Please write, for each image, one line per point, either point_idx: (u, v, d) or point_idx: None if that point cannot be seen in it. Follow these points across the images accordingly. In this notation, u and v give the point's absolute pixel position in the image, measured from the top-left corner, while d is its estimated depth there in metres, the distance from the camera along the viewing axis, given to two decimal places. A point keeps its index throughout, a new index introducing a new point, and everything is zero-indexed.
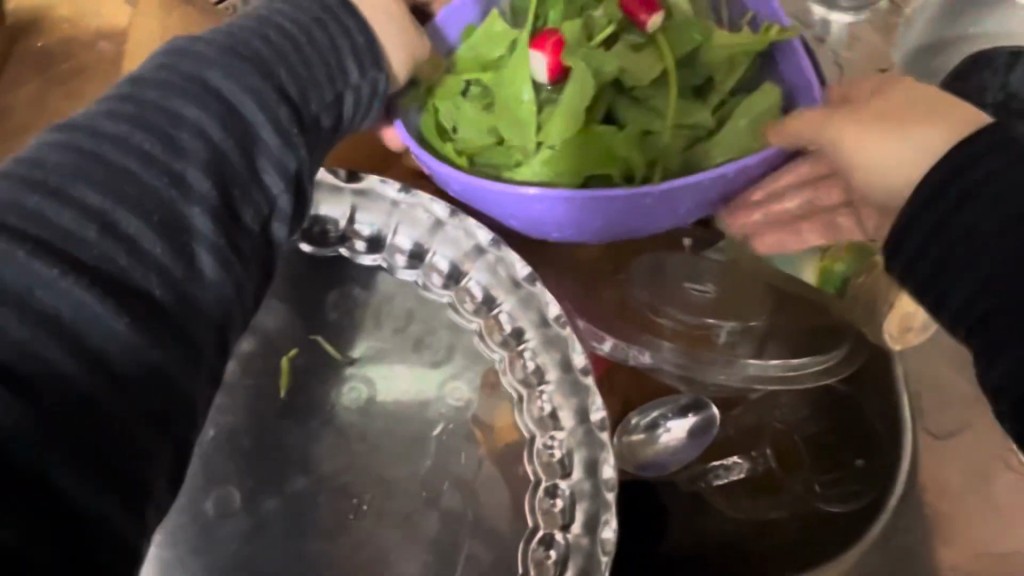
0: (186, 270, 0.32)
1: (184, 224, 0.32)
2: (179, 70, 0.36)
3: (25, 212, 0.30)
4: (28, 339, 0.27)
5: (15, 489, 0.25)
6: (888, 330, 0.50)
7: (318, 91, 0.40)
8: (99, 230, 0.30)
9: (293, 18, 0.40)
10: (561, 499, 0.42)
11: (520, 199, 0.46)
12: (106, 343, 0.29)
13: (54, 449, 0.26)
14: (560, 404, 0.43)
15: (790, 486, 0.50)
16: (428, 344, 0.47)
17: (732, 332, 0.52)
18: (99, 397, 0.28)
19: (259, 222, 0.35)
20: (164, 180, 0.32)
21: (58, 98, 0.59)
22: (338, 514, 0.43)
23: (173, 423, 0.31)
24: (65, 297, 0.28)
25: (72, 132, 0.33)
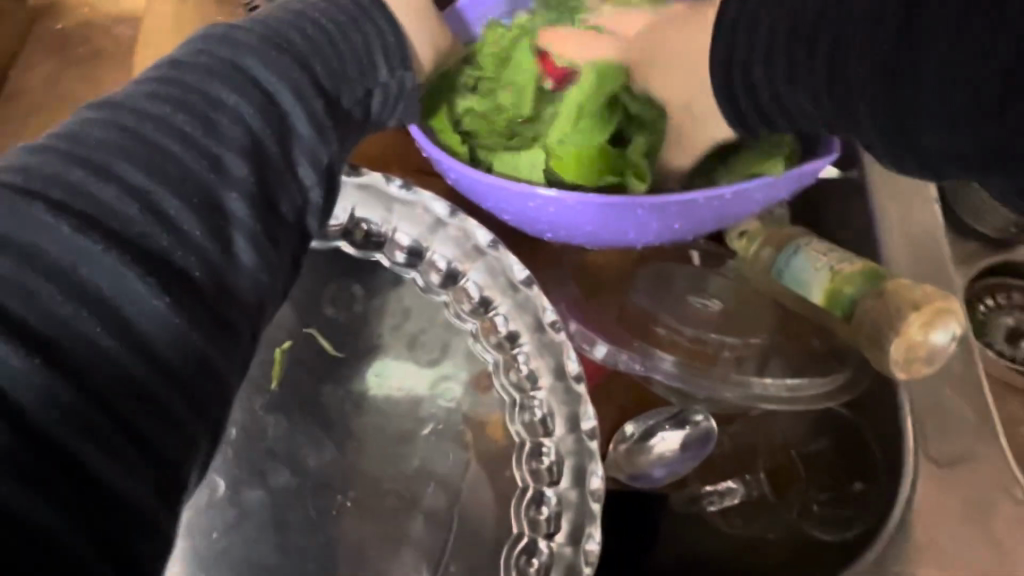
0: (224, 257, 0.31)
1: (222, 209, 0.32)
2: (220, 57, 0.36)
3: (70, 186, 0.29)
4: (69, 315, 0.26)
5: (49, 476, 0.24)
6: (896, 356, 0.44)
7: (349, 88, 0.40)
8: (140, 208, 0.30)
9: (329, 15, 0.41)
10: (547, 508, 0.41)
11: (517, 199, 0.46)
12: (146, 322, 0.28)
13: (89, 439, 0.25)
14: (552, 410, 0.43)
15: (785, 510, 0.50)
16: (423, 343, 0.46)
17: (734, 348, 0.52)
18: (140, 378, 0.27)
19: (297, 212, 0.35)
20: (204, 164, 0.32)
21: (72, 80, 0.60)
22: (321, 509, 0.43)
23: (209, 410, 0.30)
24: (110, 274, 0.27)
25: (115, 111, 0.33)
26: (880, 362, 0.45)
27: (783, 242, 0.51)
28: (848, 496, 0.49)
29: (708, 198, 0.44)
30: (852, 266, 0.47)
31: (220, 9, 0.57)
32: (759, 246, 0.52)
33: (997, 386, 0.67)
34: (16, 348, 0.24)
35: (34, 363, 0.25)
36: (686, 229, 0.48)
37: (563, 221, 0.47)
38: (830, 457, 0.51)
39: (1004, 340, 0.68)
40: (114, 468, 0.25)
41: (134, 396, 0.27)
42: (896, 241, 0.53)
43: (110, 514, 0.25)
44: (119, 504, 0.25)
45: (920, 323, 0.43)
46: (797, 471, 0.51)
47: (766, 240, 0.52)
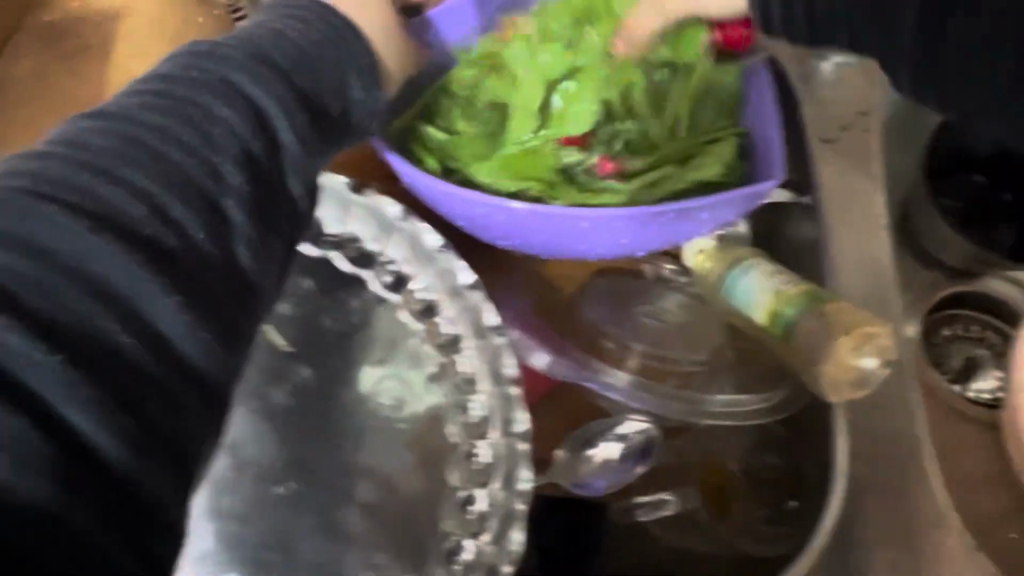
0: (225, 259, 0.33)
1: (224, 215, 0.34)
2: (211, 72, 0.37)
3: (83, 191, 0.31)
4: (84, 310, 0.28)
5: (76, 467, 0.26)
6: (827, 378, 0.45)
7: (325, 102, 0.42)
8: (149, 211, 0.32)
9: (304, 34, 0.42)
10: (476, 509, 0.42)
11: (468, 205, 0.47)
12: (161, 318, 0.30)
13: (105, 425, 0.27)
14: (490, 413, 0.44)
15: (723, 524, 0.50)
16: (364, 342, 0.48)
17: (694, 364, 0.54)
18: (146, 369, 0.29)
19: (287, 219, 0.37)
20: (203, 172, 0.34)
21: (55, 72, 0.62)
22: (256, 497, 0.43)
23: (218, 404, 0.31)
24: (121, 270, 0.30)
25: (113, 120, 0.34)
26: (815, 385, 0.46)
27: (735, 261, 0.52)
28: (783, 513, 0.50)
29: (650, 214, 0.46)
30: (794, 288, 0.48)
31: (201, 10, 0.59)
32: (715, 264, 0.53)
33: (949, 415, 0.67)
34: (37, 343, 0.27)
35: (56, 357, 0.27)
36: (635, 247, 0.50)
37: (512, 231, 0.48)
38: (773, 473, 0.51)
39: (955, 370, 0.68)
40: (129, 455, 0.27)
41: (146, 387, 0.28)
42: (845, 269, 0.53)
43: (126, 499, 0.27)
44: (138, 490, 0.27)
45: (849, 347, 0.44)
46: (737, 484, 0.51)
47: (718, 258, 0.53)
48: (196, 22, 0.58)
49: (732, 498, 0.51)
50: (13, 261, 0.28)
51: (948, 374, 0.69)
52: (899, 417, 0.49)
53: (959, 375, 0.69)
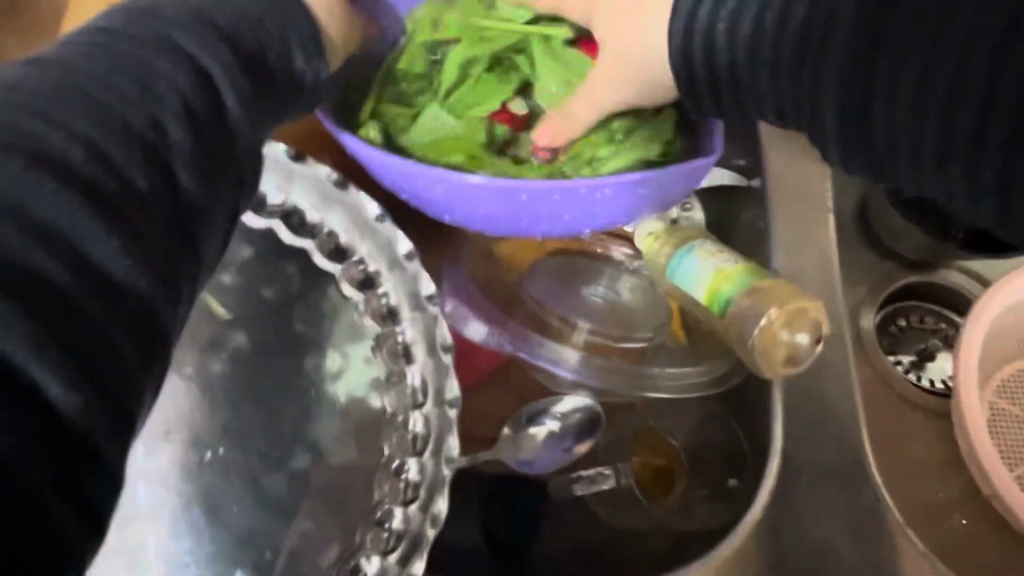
0: (170, 210, 0.32)
1: (169, 168, 0.33)
2: (149, 30, 0.37)
3: (20, 130, 0.30)
4: (20, 247, 0.27)
5: (10, 401, 0.24)
6: (767, 359, 0.45)
7: (270, 70, 0.42)
8: (90, 155, 0.30)
9: (248, 4, 0.43)
10: (407, 477, 0.43)
11: (408, 176, 0.48)
12: (105, 260, 0.28)
13: (42, 363, 0.25)
14: (425, 383, 0.44)
15: (663, 501, 0.50)
16: (301, 312, 0.48)
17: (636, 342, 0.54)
18: (84, 307, 0.27)
19: (230, 180, 0.36)
20: (144, 122, 0.33)
21: (14, 37, 0.61)
22: (191, 463, 0.43)
23: (158, 360, 0.29)
24: (64, 210, 0.28)
25: (48, 66, 0.33)
26: (754, 363, 0.46)
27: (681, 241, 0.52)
28: (722, 492, 0.50)
29: (589, 189, 0.46)
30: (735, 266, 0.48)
31: None
32: (662, 246, 0.53)
33: (900, 403, 0.67)
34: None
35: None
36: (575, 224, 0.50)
37: (452, 204, 0.48)
38: (712, 451, 0.52)
39: (910, 359, 0.69)
40: (65, 393, 0.25)
41: (84, 329, 0.27)
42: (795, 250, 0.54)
43: (59, 442, 0.25)
44: (72, 433, 0.25)
45: (781, 321, 0.45)
46: (676, 462, 0.52)
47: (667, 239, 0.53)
48: None
49: (672, 476, 0.51)
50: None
51: (902, 364, 0.69)
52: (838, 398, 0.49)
53: (913, 364, 0.69)
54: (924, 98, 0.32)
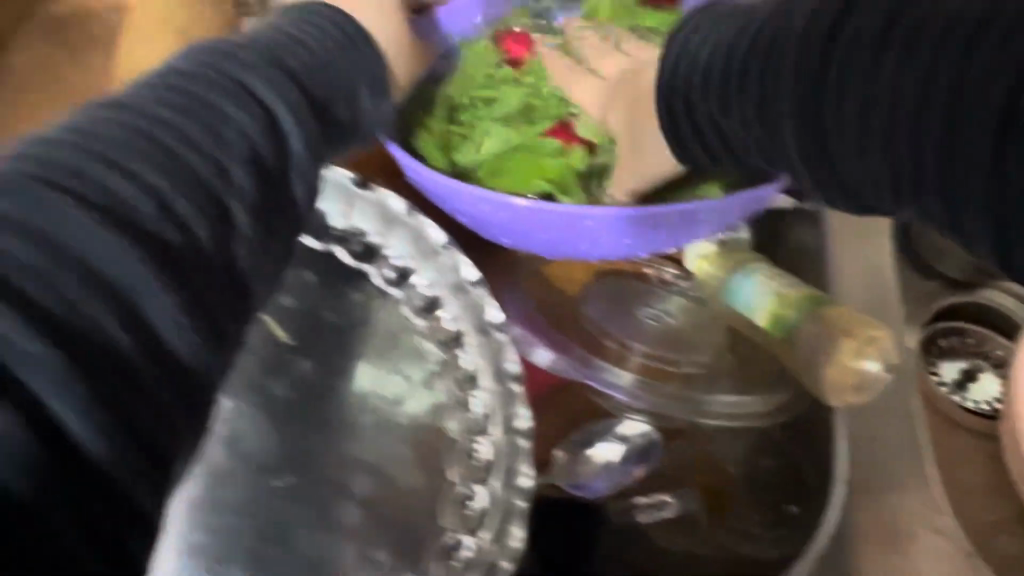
0: (226, 258, 0.31)
1: (228, 214, 0.32)
2: (228, 74, 0.37)
3: (92, 181, 0.29)
4: (82, 303, 0.26)
5: (54, 467, 0.23)
6: (830, 383, 0.45)
7: (337, 107, 0.42)
8: (158, 208, 0.30)
9: (319, 42, 0.43)
10: (475, 505, 0.42)
11: (472, 200, 0.48)
12: (159, 317, 0.27)
13: (95, 427, 0.24)
14: (491, 410, 0.44)
15: (724, 527, 0.49)
16: (367, 336, 0.47)
17: (692, 367, 0.54)
18: (135, 369, 0.26)
19: (292, 218, 0.36)
20: (211, 169, 0.33)
21: (64, 63, 0.61)
22: (255, 487, 0.42)
23: (202, 407, 0.28)
24: (126, 265, 0.27)
25: (123, 111, 0.33)
26: (818, 389, 0.45)
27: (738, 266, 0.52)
28: (784, 518, 0.49)
29: (653, 215, 0.46)
30: (796, 292, 0.48)
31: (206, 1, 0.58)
32: (715, 268, 0.53)
33: (943, 424, 0.67)
34: (32, 336, 0.24)
35: (49, 355, 0.24)
36: (635, 249, 0.50)
37: (514, 228, 0.48)
38: (773, 476, 0.51)
39: (954, 380, 0.68)
40: (116, 462, 0.24)
41: (135, 395, 0.25)
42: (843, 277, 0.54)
43: (106, 509, 0.23)
44: (119, 500, 0.24)
45: (851, 351, 0.44)
46: (736, 488, 0.50)
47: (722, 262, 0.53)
48: (202, 12, 0.58)
49: (731, 502, 0.50)
50: (14, 248, 0.26)
51: (947, 386, 0.68)
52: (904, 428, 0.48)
53: (958, 385, 0.68)
54: (865, 124, 0.34)
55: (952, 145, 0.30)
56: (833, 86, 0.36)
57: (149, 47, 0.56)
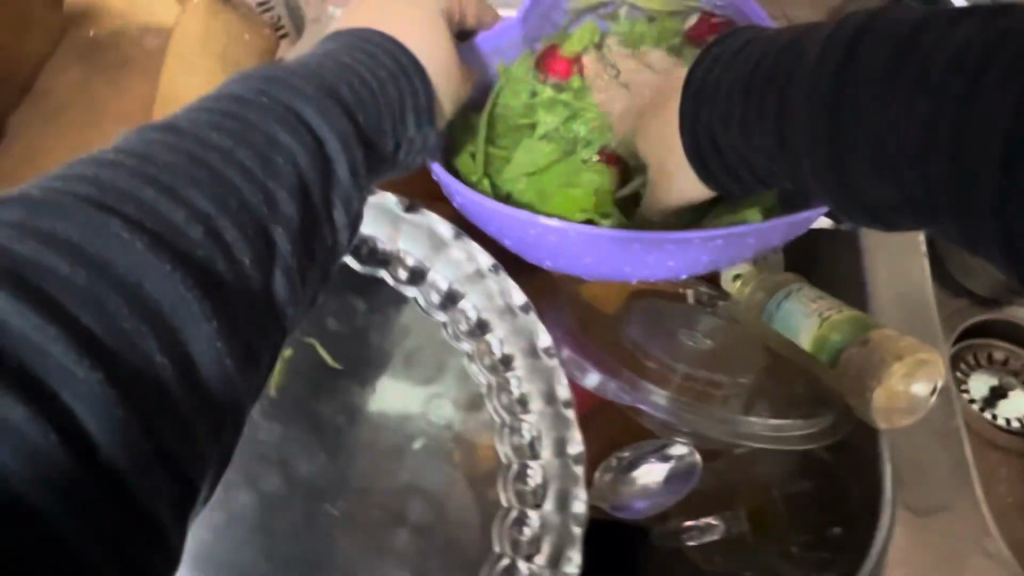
0: (262, 286, 0.32)
1: (270, 240, 0.33)
2: (280, 101, 0.37)
3: (145, 206, 0.29)
4: (129, 328, 0.26)
5: (95, 488, 0.24)
6: (876, 405, 0.45)
7: (383, 138, 0.42)
8: (205, 233, 0.30)
9: (371, 71, 0.43)
10: (529, 529, 0.42)
11: (519, 223, 0.48)
12: (197, 344, 0.28)
13: (134, 452, 0.25)
14: (541, 434, 0.44)
15: (764, 548, 0.51)
16: (416, 360, 0.48)
17: (726, 388, 0.53)
18: (169, 395, 0.27)
19: (327, 250, 0.37)
20: (260, 198, 0.33)
21: (99, 84, 0.62)
22: (310, 515, 0.44)
23: (225, 429, 0.29)
24: (170, 290, 0.28)
25: (179, 135, 0.33)
26: (864, 412, 0.46)
27: (776, 287, 0.52)
28: (826, 540, 0.49)
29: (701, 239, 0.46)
30: (841, 314, 0.48)
31: (248, 28, 0.59)
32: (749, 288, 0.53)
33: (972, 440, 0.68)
34: (81, 358, 0.24)
35: (95, 377, 0.24)
36: (677, 270, 0.50)
37: (560, 251, 0.49)
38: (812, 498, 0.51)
39: (984, 398, 0.68)
40: (139, 478, 0.25)
41: (167, 418, 0.26)
42: (884, 296, 0.54)
43: (126, 515, 0.24)
44: (135, 509, 0.25)
45: (900, 373, 0.44)
46: (777, 509, 0.52)
47: (758, 283, 0.53)
48: (244, 38, 0.58)
49: (773, 523, 0.52)
50: (67, 270, 0.26)
51: (976, 403, 0.68)
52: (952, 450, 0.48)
53: (986, 402, 0.69)
54: (877, 133, 0.33)
55: (963, 148, 0.30)
56: (848, 101, 0.35)
57: (193, 72, 0.56)
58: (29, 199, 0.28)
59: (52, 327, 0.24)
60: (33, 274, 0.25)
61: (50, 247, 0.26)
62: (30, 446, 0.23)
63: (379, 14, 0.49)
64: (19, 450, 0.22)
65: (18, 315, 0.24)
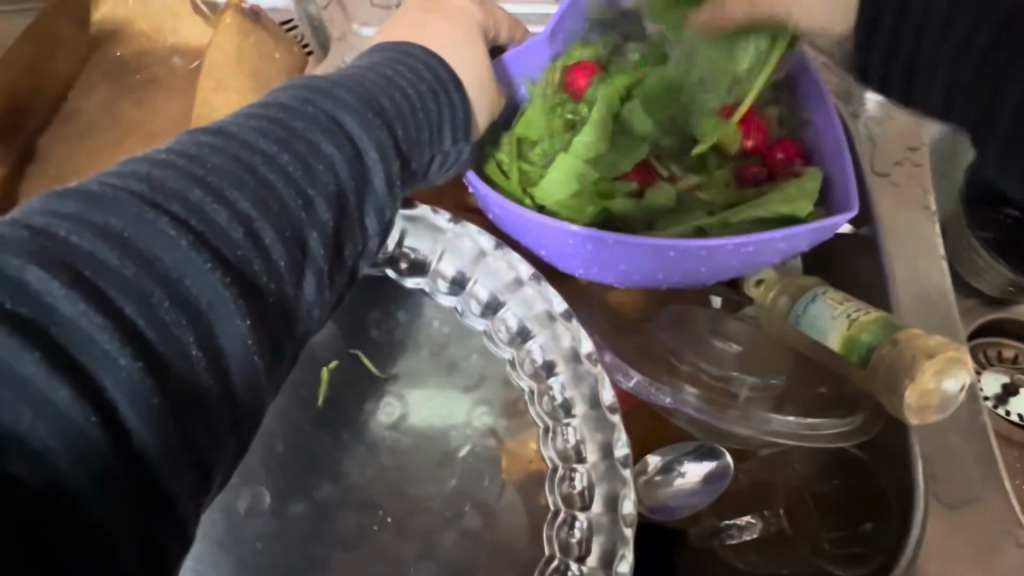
0: (293, 289, 0.34)
1: (304, 245, 0.35)
2: (324, 110, 0.38)
3: (189, 204, 0.32)
4: (170, 321, 0.29)
5: (126, 469, 0.27)
6: (908, 404, 0.46)
7: (420, 152, 0.43)
8: (246, 236, 0.33)
9: (413, 84, 0.44)
10: (579, 530, 0.42)
11: (555, 233, 0.49)
12: (226, 339, 0.31)
13: (157, 438, 0.28)
14: (585, 438, 0.45)
15: (799, 545, 0.52)
16: (461, 368, 0.50)
17: (753, 389, 0.53)
18: (206, 395, 0.30)
19: (357, 253, 0.39)
20: (299, 203, 0.35)
21: (128, 104, 0.61)
22: (361, 524, 0.45)
23: (242, 425, 0.32)
24: (210, 288, 0.30)
25: (226, 138, 0.35)
26: (895, 407, 0.47)
27: (801, 290, 0.53)
28: (857, 535, 0.51)
29: (733, 245, 0.47)
30: (867, 316, 0.49)
31: (279, 45, 0.59)
32: (771, 293, 0.55)
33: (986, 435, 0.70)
34: (123, 348, 0.27)
35: (135, 365, 0.27)
36: (710, 274, 0.51)
37: (595, 258, 0.50)
38: (843, 495, 0.53)
39: (997, 395, 0.68)
40: (165, 462, 0.28)
41: (195, 406, 0.29)
42: (904, 297, 0.55)
43: (149, 498, 0.27)
44: (153, 485, 0.28)
45: (933, 371, 0.45)
46: (809, 507, 0.53)
47: (783, 288, 0.54)
48: (274, 56, 0.58)
49: (807, 520, 0.53)
50: (118, 262, 0.29)
51: (989, 400, 0.68)
52: (978, 445, 0.49)
53: (999, 399, 0.69)
54: None
55: None
56: None
57: (224, 91, 0.56)
58: (85, 192, 0.30)
59: (98, 316, 0.27)
60: (90, 267, 0.28)
61: (104, 241, 0.29)
62: (71, 426, 0.25)
63: (417, 32, 0.51)
64: (70, 432, 0.25)
65: (68, 302, 0.27)
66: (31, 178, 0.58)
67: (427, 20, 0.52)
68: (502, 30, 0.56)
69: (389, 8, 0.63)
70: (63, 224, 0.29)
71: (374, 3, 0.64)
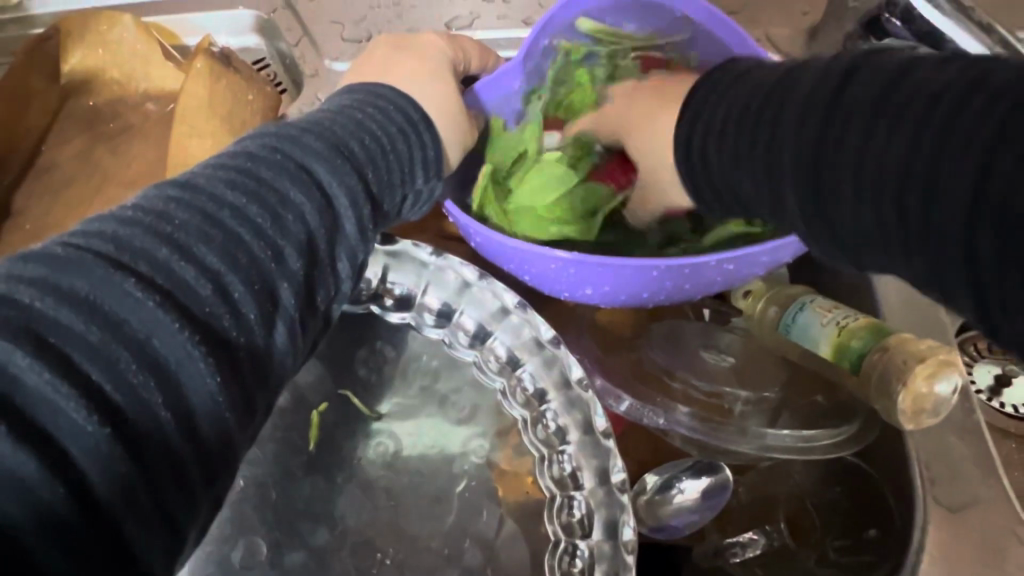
0: (264, 339, 0.34)
1: (275, 297, 0.35)
2: (293, 157, 0.38)
3: (155, 264, 0.31)
4: (138, 384, 0.29)
5: (94, 530, 0.26)
6: (902, 409, 0.46)
7: (392, 191, 0.43)
8: (214, 291, 0.32)
9: (382, 125, 0.44)
10: (581, 560, 0.42)
11: (539, 259, 0.48)
12: (197, 398, 0.30)
13: (125, 506, 0.27)
14: (581, 465, 0.44)
15: (801, 558, 0.52)
16: (453, 402, 0.49)
17: (746, 404, 0.54)
18: (179, 457, 0.30)
19: (330, 298, 0.39)
20: (268, 255, 0.35)
21: (103, 154, 0.60)
22: (360, 568, 0.44)
23: (217, 476, 0.32)
24: (178, 348, 0.30)
25: (194, 192, 0.35)
26: (888, 412, 0.47)
27: (789, 300, 0.53)
28: (863, 543, 0.51)
29: (715, 262, 0.47)
30: (858, 322, 0.49)
31: (252, 87, 0.59)
32: (761, 302, 0.55)
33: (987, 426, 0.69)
34: (90, 416, 0.27)
35: (102, 432, 0.27)
36: (693, 291, 0.51)
37: (581, 281, 0.49)
38: (842, 503, 0.53)
39: (989, 387, 0.66)
40: (136, 524, 0.28)
41: (167, 468, 0.29)
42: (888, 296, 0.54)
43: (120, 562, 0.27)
44: (125, 548, 0.27)
45: (923, 375, 0.46)
46: (810, 516, 0.53)
47: (771, 299, 0.54)
48: (247, 97, 0.58)
49: (809, 530, 0.53)
50: (83, 327, 0.28)
51: (982, 393, 0.66)
52: (972, 445, 0.49)
53: (992, 391, 0.66)
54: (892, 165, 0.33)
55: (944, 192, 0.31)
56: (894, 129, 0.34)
57: (199, 137, 0.56)
58: (50, 256, 0.30)
59: (64, 386, 0.27)
60: (54, 334, 0.28)
61: (69, 306, 0.28)
62: (39, 499, 0.25)
63: (386, 70, 0.51)
64: (37, 511, 0.25)
65: (32, 372, 0.26)
66: (12, 235, 0.58)
67: (395, 58, 0.52)
68: (474, 60, 0.55)
69: (359, 43, 0.62)
70: (26, 289, 0.28)
71: (343, 36, 0.63)
